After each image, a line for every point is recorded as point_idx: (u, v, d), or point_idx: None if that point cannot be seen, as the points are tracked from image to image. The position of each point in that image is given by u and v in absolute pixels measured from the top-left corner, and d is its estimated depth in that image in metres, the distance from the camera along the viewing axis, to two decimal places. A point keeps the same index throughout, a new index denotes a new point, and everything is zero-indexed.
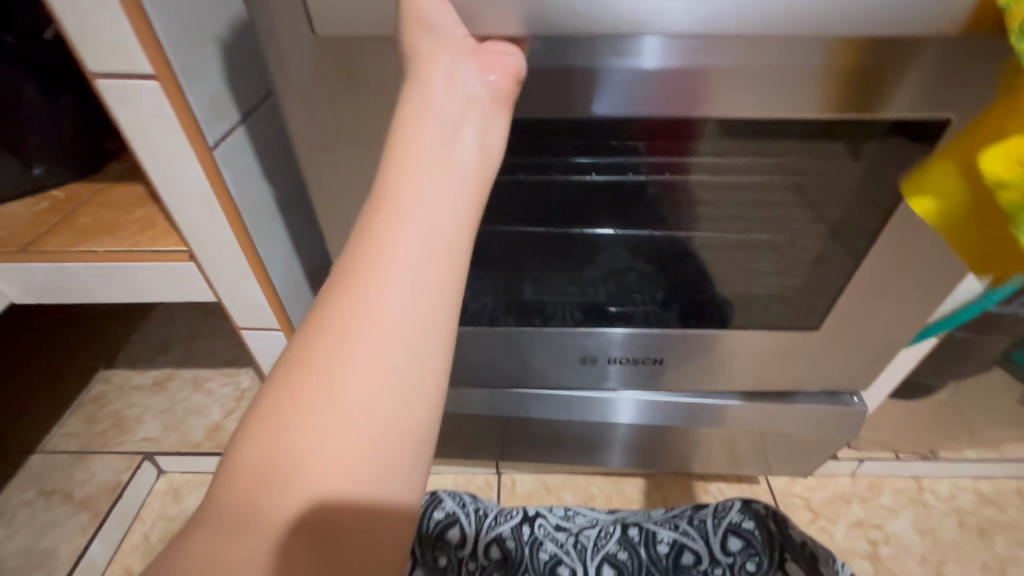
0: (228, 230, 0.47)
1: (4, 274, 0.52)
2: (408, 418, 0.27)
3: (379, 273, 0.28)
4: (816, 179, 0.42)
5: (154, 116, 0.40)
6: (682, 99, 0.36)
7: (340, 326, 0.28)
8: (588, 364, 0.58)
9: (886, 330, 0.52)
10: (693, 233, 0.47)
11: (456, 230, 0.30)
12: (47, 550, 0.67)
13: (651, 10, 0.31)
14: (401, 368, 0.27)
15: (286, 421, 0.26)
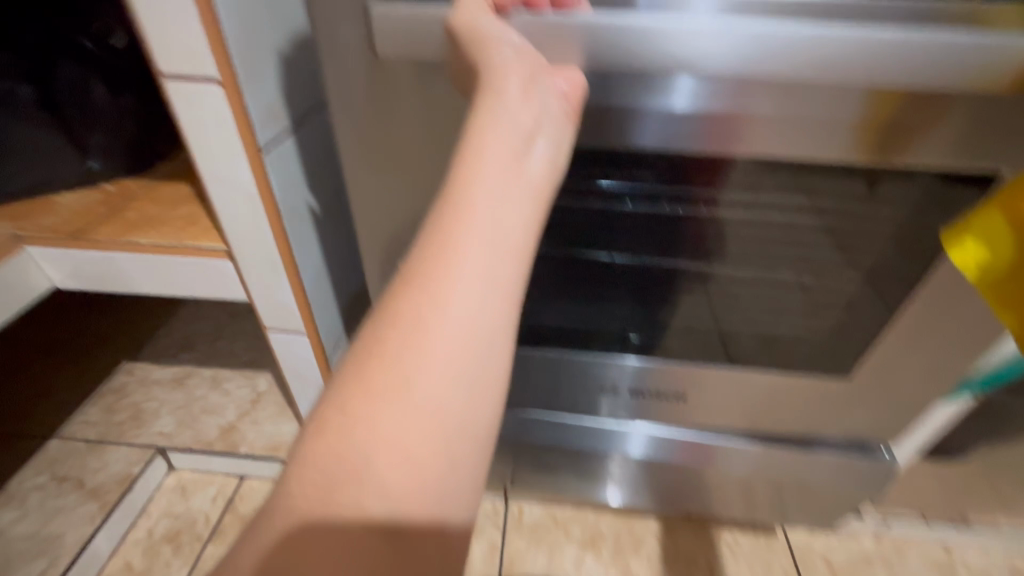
0: (269, 232, 0.48)
1: (52, 259, 0.54)
2: (474, 414, 0.27)
3: (449, 266, 0.27)
4: (850, 223, 0.42)
5: (213, 117, 0.42)
6: (720, 137, 0.37)
7: (404, 330, 0.26)
8: (608, 394, 0.57)
9: (920, 382, 0.50)
10: (723, 270, 0.47)
11: (527, 227, 0.30)
12: (52, 536, 0.66)
13: (690, 51, 0.32)
14: (466, 378, 0.27)
15: (346, 424, 0.25)
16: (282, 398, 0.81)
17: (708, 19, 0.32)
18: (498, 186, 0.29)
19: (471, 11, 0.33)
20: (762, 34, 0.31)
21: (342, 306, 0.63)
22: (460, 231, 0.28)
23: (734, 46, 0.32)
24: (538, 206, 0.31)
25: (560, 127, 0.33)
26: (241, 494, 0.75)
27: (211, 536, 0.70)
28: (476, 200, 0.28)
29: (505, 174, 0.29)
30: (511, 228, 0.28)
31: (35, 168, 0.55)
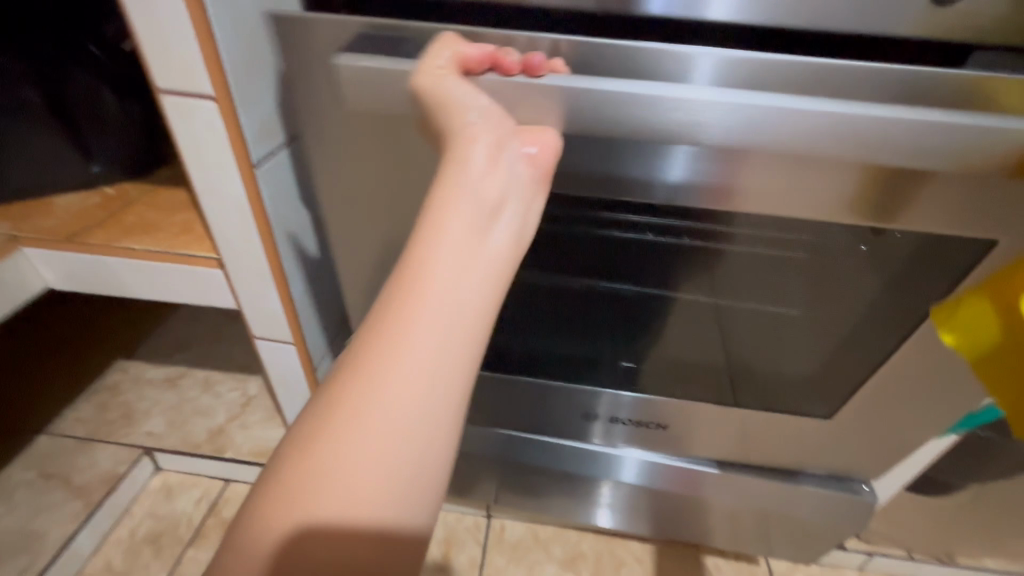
0: (259, 244, 0.49)
1: (48, 260, 0.55)
2: (423, 458, 0.29)
3: (403, 321, 0.29)
4: (827, 266, 0.42)
5: (208, 132, 0.43)
6: (723, 195, 0.37)
7: (360, 375, 0.29)
8: (587, 419, 0.58)
9: (905, 423, 0.50)
10: (718, 300, 0.48)
11: (482, 280, 0.31)
12: (35, 532, 0.67)
13: (686, 121, 0.33)
14: (413, 421, 0.28)
15: (301, 461, 0.28)
16: (272, 402, 0.82)
17: (702, 91, 0.32)
18: (452, 244, 0.31)
19: (435, 69, 0.34)
20: (757, 107, 0.31)
21: (332, 315, 0.64)
22: (413, 287, 0.30)
23: (730, 116, 0.32)
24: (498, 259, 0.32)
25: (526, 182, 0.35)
26: (225, 498, 0.75)
27: (193, 540, 0.71)
28: (431, 260, 0.30)
29: (461, 233, 0.31)
30: (465, 282, 0.30)
31: (38, 168, 0.57)
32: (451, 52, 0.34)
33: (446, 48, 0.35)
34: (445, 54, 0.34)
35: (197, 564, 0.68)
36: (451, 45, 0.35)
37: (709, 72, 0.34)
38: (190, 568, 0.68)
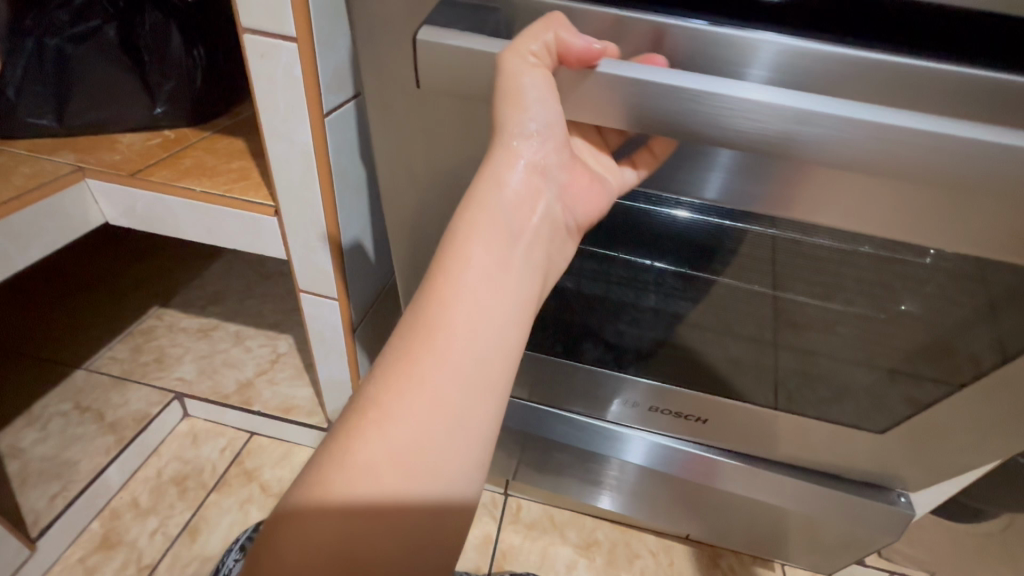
0: (318, 193, 0.49)
1: (109, 194, 0.56)
2: (454, 453, 0.31)
3: (441, 323, 0.33)
4: (890, 271, 0.39)
5: (284, 75, 0.43)
6: (779, 201, 0.35)
7: (404, 355, 0.32)
8: (632, 408, 0.59)
9: (960, 441, 0.48)
10: (790, 299, 0.45)
11: (510, 298, 0.35)
12: (68, 461, 0.68)
13: (741, 125, 0.31)
14: (453, 398, 0.32)
15: (350, 433, 0.31)
16: (301, 361, 0.82)
17: (762, 90, 0.30)
18: (485, 259, 0.35)
19: (525, 56, 0.32)
20: (814, 112, 0.29)
21: (376, 277, 0.64)
22: (449, 291, 0.34)
23: (783, 119, 0.30)
24: (527, 279, 0.36)
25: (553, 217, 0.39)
26: (250, 449, 0.76)
27: (216, 486, 0.72)
28: (466, 269, 0.34)
29: (490, 252, 0.35)
30: (497, 296, 0.34)
31: (106, 106, 0.58)
32: (543, 43, 0.32)
33: (540, 36, 0.32)
34: (540, 43, 0.32)
35: (219, 510, 0.69)
36: (547, 32, 0.32)
37: (770, 61, 0.31)
38: (213, 513, 0.69)
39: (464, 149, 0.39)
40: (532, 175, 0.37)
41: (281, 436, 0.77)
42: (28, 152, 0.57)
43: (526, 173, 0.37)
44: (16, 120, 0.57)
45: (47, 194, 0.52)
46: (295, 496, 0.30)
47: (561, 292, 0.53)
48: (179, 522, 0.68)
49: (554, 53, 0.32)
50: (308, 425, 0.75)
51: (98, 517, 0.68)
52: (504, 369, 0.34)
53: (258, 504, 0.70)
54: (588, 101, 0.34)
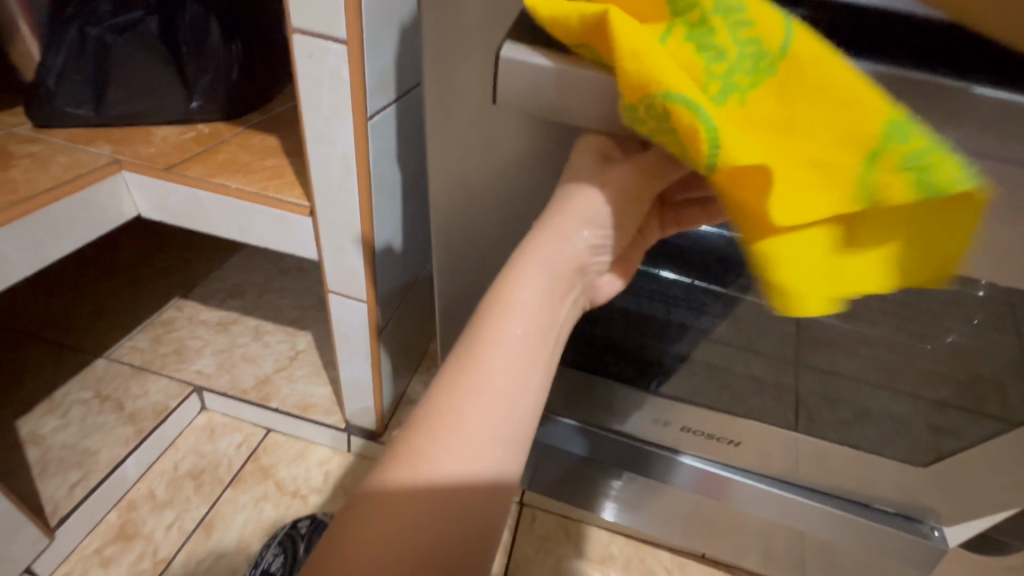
0: (355, 195, 0.49)
1: (143, 187, 0.56)
2: (483, 514, 0.30)
3: (471, 422, 0.30)
4: (936, 300, 0.39)
5: (330, 76, 0.43)
6: None
7: (453, 394, 0.31)
8: (661, 426, 0.58)
9: (1003, 480, 0.46)
10: (831, 323, 0.43)
11: (538, 394, 0.33)
12: (87, 450, 0.68)
13: None
14: (498, 443, 0.31)
15: (396, 473, 0.30)
16: (319, 359, 0.82)
17: None
18: (520, 352, 0.32)
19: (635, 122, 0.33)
20: None
21: (402, 281, 0.64)
22: (480, 383, 0.31)
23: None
24: (567, 324, 0.36)
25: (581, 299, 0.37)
26: (266, 446, 0.76)
27: (232, 482, 0.72)
28: (521, 307, 0.32)
29: (525, 344, 0.32)
30: (526, 393, 0.32)
31: (142, 97, 0.58)
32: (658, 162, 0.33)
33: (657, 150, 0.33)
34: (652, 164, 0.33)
35: (234, 506, 0.69)
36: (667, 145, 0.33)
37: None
38: (228, 509, 0.69)
39: (510, 160, 0.39)
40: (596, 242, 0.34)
41: (297, 433, 0.77)
42: (65, 142, 0.57)
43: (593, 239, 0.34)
44: (53, 108, 0.56)
45: (84, 185, 0.52)
46: (339, 531, 0.30)
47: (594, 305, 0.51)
48: (195, 516, 0.68)
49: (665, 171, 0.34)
50: (325, 424, 0.74)
51: (115, 508, 0.68)
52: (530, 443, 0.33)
53: (273, 501, 0.70)
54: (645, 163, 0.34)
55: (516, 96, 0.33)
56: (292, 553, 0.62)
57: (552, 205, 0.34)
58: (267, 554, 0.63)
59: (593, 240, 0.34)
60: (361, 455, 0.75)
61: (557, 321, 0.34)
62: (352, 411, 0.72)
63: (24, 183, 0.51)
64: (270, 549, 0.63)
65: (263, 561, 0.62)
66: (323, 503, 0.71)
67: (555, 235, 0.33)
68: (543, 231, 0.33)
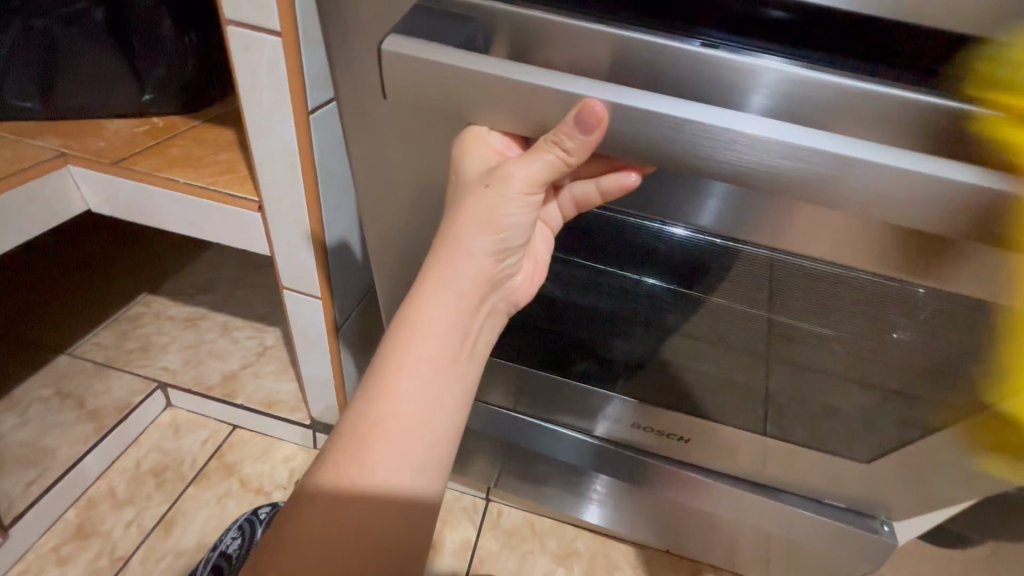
0: (302, 190, 0.48)
1: (91, 181, 0.55)
2: (398, 533, 0.30)
3: (379, 452, 0.30)
4: (884, 301, 0.38)
5: (267, 69, 0.42)
6: (762, 231, 0.36)
7: (356, 422, 0.30)
8: (610, 424, 0.58)
9: (950, 474, 0.47)
10: (782, 321, 0.43)
11: (455, 414, 0.32)
12: (46, 448, 0.68)
13: (736, 159, 0.28)
14: (407, 467, 0.30)
15: (304, 500, 0.30)
16: (288, 355, 0.81)
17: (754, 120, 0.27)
18: (428, 375, 0.31)
19: (485, 143, 0.33)
20: (809, 148, 0.27)
21: (362, 278, 0.63)
22: (383, 410, 0.30)
23: (763, 152, 0.27)
24: (484, 330, 0.34)
25: (497, 311, 0.36)
26: (231, 443, 0.75)
27: (195, 479, 0.71)
28: (424, 326, 0.31)
29: (433, 367, 0.31)
30: (439, 415, 0.31)
31: (93, 90, 0.57)
32: (549, 163, 0.30)
33: (546, 153, 0.30)
34: (542, 163, 0.30)
35: (196, 504, 0.69)
36: (557, 149, 0.29)
37: (767, 89, 0.28)
38: (190, 506, 0.69)
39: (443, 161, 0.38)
40: (501, 246, 0.32)
41: (264, 430, 0.76)
42: (12, 136, 0.56)
43: (496, 245, 0.32)
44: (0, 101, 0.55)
45: (26, 180, 0.51)
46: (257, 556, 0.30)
47: (547, 302, 0.51)
48: (155, 514, 0.67)
49: (561, 170, 0.31)
50: (291, 421, 0.74)
51: (73, 506, 0.67)
52: (445, 456, 0.32)
53: (236, 498, 0.70)
54: (534, 187, 0.31)
55: (431, 94, 0.31)
56: (251, 535, 0.63)
57: (450, 211, 0.32)
58: (228, 535, 0.63)
59: (496, 250, 0.32)
60: None
61: (471, 337, 0.33)
62: (316, 408, 0.71)
63: None
64: (229, 531, 0.63)
65: (223, 541, 0.62)
66: (287, 499, 0.71)
67: (457, 252, 0.31)
68: (443, 251, 0.32)
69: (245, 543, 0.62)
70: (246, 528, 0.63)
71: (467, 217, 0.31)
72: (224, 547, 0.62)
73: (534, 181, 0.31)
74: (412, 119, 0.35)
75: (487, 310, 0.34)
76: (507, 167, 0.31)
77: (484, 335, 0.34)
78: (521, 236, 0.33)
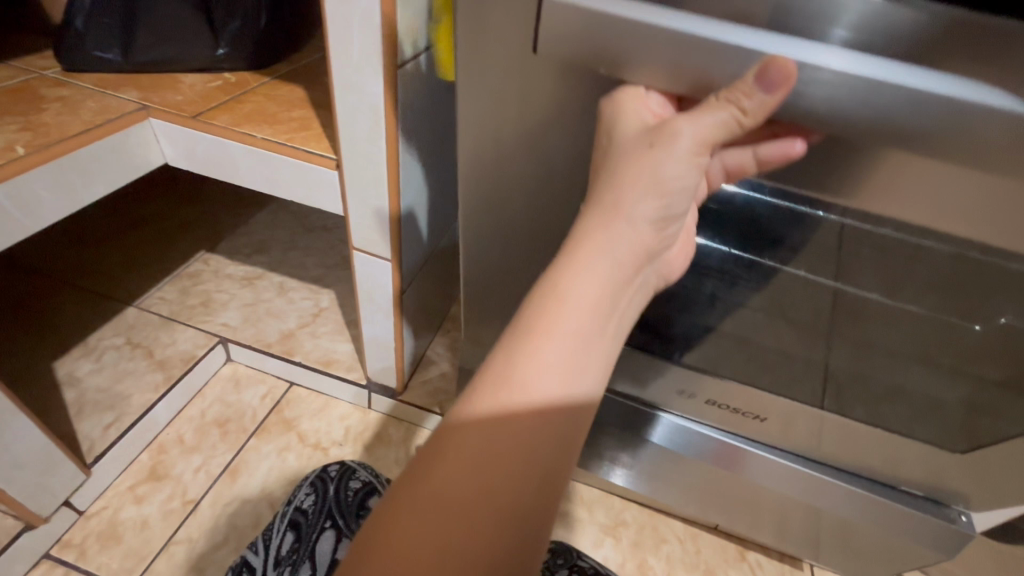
0: (383, 149, 0.48)
1: (171, 134, 0.56)
2: (531, 505, 0.29)
3: (522, 420, 0.28)
4: (996, 282, 0.35)
5: (360, 19, 0.41)
6: (842, 189, 0.34)
7: (495, 383, 0.29)
8: (684, 397, 0.56)
9: None
10: (862, 295, 0.41)
11: (593, 393, 0.30)
12: (120, 394, 0.71)
13: (815, 99, 0.28)
14: (544, 437, 0.29)
15: (437, 459, 0.28)
16: (342, 317, 0.82)
17: (839, 57, 0.27)
18: (575, 346, 0.29)
19: (647, 104, 0.32)
20: (892, 85, 0.27)
21: (425, 242, 0.63)
22: (527, 377, 0.28)
23: (852, 91, 0.27)
24: (633, 310, 0.32)
25: (648, 287, 0.33)
26: (289, 399, 0.77)
27: (256, 431, 0.74)
28: (579, 295, 0.29)
29: (581, 339, 0.29)
30: (581, 390, 0.29)
31: (169, 43, 0.57)
32: (722, 121, 0.29)
33: (721, 110, 0.29)
34: (716, 120, 0.29)
35: (259, 454, 0.71)
36: (734, 107, 0.28)
37: (853, 20, 0.27)
38: (253, 456, 0.71)
39: (531, 126, 0.37)
40: (660, 217, 0.31)
41: (320, 388, 0.78)
42: (94, 87, 0.56)
43: (656, 215, 0.30)
44: (82, 52, 0.56)
45: (113, 131, 0.52)
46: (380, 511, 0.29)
47: None
48: (221, 462, 0.70)
49: (732, 131, 0.29)
50: (347, 380, 0.75)
51: (145, 451, 0.70)
52: (579, 434, 0.30)
53: (296, 452, 0.72)
54: (705, 149, 0.30)
55: (559, 44, 0.31)
56: (325, 492, 0.65)
57: (608, 173, 0.31)
58: (303, 492, 0.65)
59: (656, 218, 0.31)
60: (382, 412, 0.77)
61: (619, 311, 0.31)
62: (374, 369, 0.72)
63: (51, 126, 0.51)
64: (302, 488, 0.65)
65: (298, 497, 0.65)
66: (345, 456, 0.73)
67: (614, 218, 0.30)
68: (601, 214, 0.30)
69: (319, 501, 0.64)
70: (319, 487, 0.65)
71: (630, 179, 0.30)
72: (298, 503, 0.64)
73: (704, 144, 0.30)
74: None
75: (638, 291, 0.32)
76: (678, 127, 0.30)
77: (631, 316, 0.32)
78: (680, 206, 0.32)
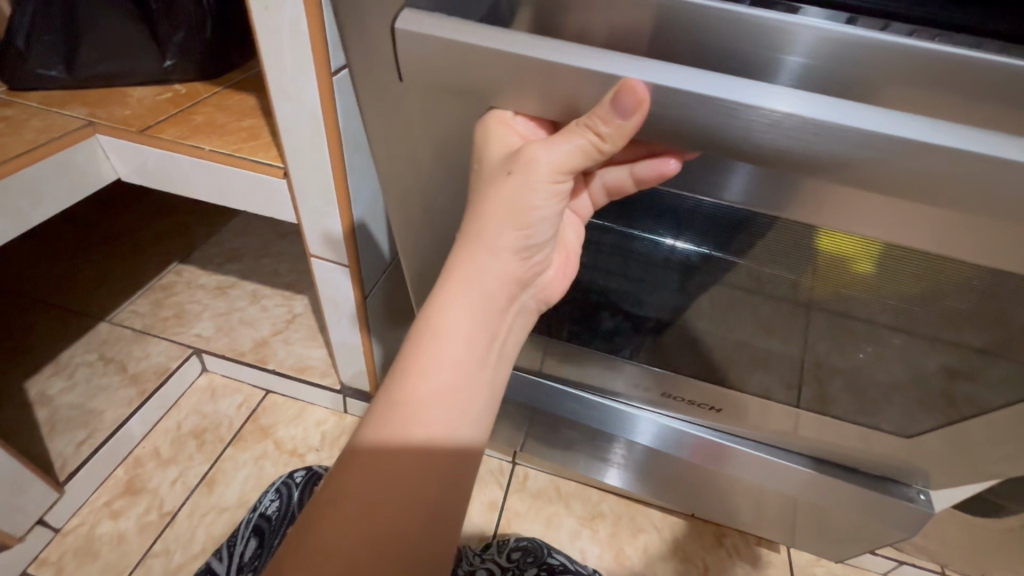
0: (328, 156, 0.48)
1: (120, 149, 0.55)
2: (429, 530, 0.30)
3: (404, 453, 0.29)
4: (940, 277, 0.34)
5: (289, 30, 0.41)
6: (799, 207, 0.31)
7: (379, 420, 0.30)
8: (644, 392, 0.57)
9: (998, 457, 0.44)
10: (815, 286, 0.40)
11: (480, 418, 0.32)
12: (92, 411, 0.71)
13: (756, 137, 0.26)
14: (433, 466, 0.30)
15: (328, 502, 0.29)
16: (316, 322, 0.82)
17: (780, 95, 0.25)
18: (454, 378, 0.30)
19: (507, 128, 0.32)
20: (833, 124, 0.24)
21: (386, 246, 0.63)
22: (410, 411, 0.30)
23: (793, 128, 0.25)
24: (511, 333, 0.34)
25: (527, 310, 0.36)
26: (265, 406, 0.78)
27: (233, 441, 0.74)
28: (450, 329, 0.31)
29: (460, 370, 0.31)
30: (464, 417, 0.31)
31: (115, 57, 0.56)
32: (580, 147, 0.29)
33: (578, 136, 0.28)
34: (572, 147, 0.29)
35: (235, 463, 0.72)
36: (591, 133, 0.28)
37: (804, 49, 0.27)
38: (229, 466, 0.72)
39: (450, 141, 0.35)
40: (527, 246, 0.32)
41: (296, 395, 0.78)
42: (39, 105, 0.56)
43: (523, 245, 0.32)
44: (26, 71, 0.55)
45: (56, 150, 0.52)
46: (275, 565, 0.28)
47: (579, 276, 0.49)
48: (198, 473, 0.71)
49: (591, 156, 0.29)
50: (322, 386, 0.76)
51: (121, 465, 0.71)
52: (472, 457, 0.31)
53: (272, 460, 0.73)
54: (565, 175, 0.30)
55: (450, 68, 0.30)
56: (289, 497, 0.65)
57: (476, 205, 0.31)
58: (269, 498, 0.66)
59: (521, 247, 0.32)
60: (358, 416, 0.77)
61: (497, 339, 0.32)
62: (347, 374, 0.73)
63: None
64: (268, 494, 0.66)
65: (263, 503, 0.65)
66: (321, 461, 0.73)
67: (479, 251, 0.31)
68: (468, 247, 0.31)
69: (283, 506, 0.65)
70: (285, 492, 0.66)
71: (495, 210, 0.31)
72: (264, 508, 0.65)
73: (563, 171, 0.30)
74: (433, 100, 0.33)
75: (514, 315, 0.34)
76: (534, 153, 0.30)
77: (511, 340, 0.34)
78: (545, 232, 0.33)
